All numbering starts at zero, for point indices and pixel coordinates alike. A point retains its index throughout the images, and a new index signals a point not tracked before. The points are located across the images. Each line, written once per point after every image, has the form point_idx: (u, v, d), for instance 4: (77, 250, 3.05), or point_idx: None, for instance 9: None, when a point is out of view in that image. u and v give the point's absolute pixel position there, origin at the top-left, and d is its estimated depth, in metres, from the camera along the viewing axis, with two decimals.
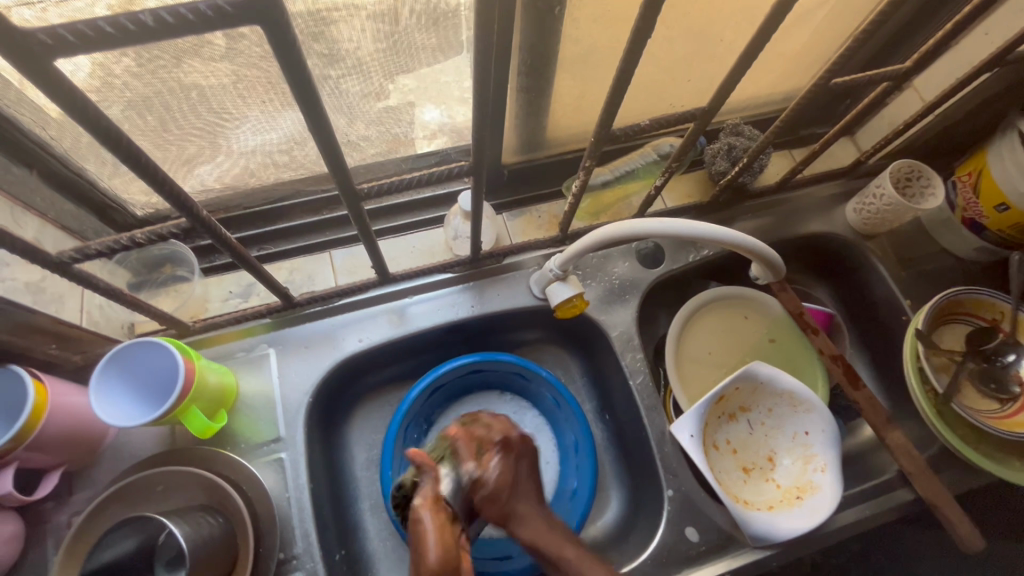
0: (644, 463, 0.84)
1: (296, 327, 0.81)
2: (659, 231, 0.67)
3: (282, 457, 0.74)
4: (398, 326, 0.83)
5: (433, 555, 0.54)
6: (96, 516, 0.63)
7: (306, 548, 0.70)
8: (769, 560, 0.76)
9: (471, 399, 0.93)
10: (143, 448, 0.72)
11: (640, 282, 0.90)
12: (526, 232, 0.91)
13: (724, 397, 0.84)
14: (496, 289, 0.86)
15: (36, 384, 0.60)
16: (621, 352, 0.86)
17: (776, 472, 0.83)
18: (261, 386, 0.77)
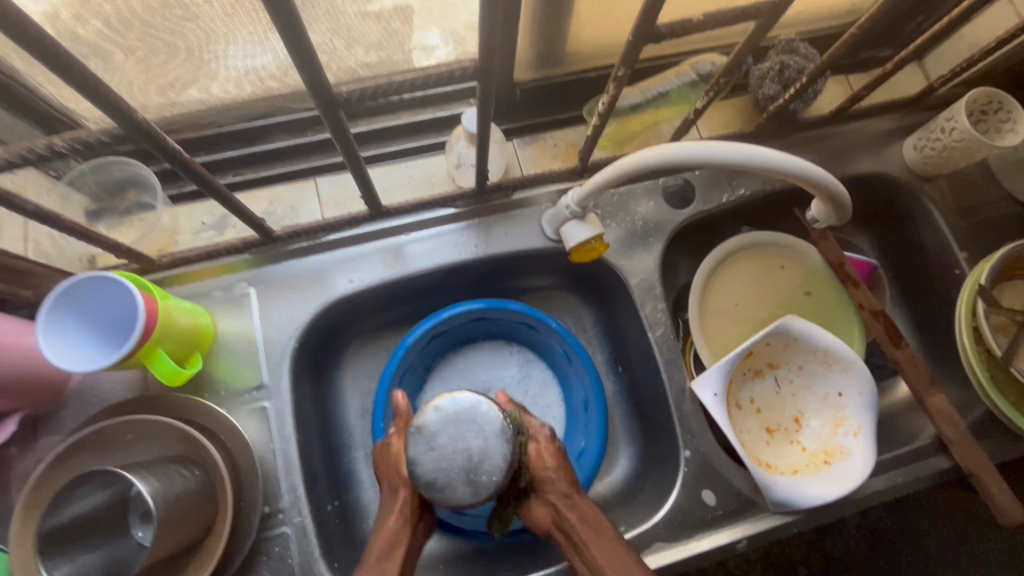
0: (660, 421, 0.78)
1: (279, 264, 0.72)
2: (705, 158, 0.56)
3: (266, 406, 0.68)
4: (394, 266, 0.74)
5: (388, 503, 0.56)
6: (58, 466, 0.57)
7: (293, 502, 0.65)
8: (789, 526, 0.71)
9: (475, 348, 0.86)
10: (112, 393, 0.66)
11: (665, 223, 0.80)
12: (539, 162, 0.79)
13: (752, 353, 0.77)
14: (504, 229, 0.76)
15: None
16: (641, 301, 0.77)
17: (803, 434, 0.77)
18: (242, 329, 0.70)
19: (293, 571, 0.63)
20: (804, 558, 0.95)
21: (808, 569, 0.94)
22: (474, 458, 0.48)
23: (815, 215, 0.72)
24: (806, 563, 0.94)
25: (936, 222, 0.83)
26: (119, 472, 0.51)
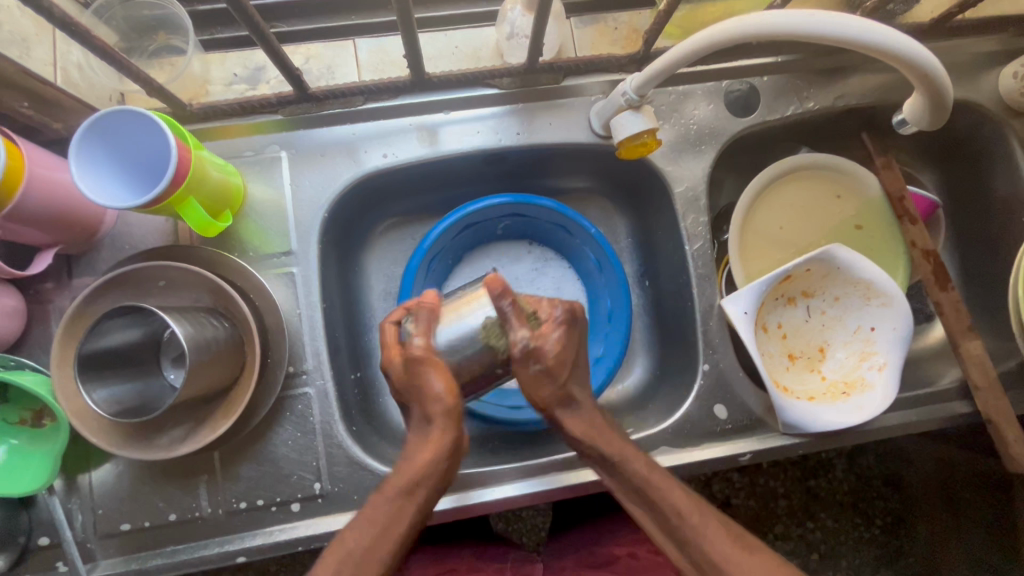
0: (682, 335, 0.77)
1: (311, 129, 0.69)
2: (796, 29, 0.52)
3: (294, 272, 0.68)
4: (428, 145, 0.71)
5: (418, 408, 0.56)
6: (93, 300, 0.58)
7: (316, 365, 0.67)
8: (795, 448, 0.72)
9: (499, 247, 0.84)
10: (145, 242, 0.66)
11: (721, 131, 0.74)
12: (596, 45, 0.71)
13: (790, 277, 0.74)
14: (548, 119, 0.72)
15: (8, 144, 0.51)
16: (682, 212, 0.74)
17: (825, 364, 0.76)
18: (272, 193, 0.68)
19: (314, 428, 0.66)
20: (785, 493, 0.97)
21: (789, 502, 0.97)
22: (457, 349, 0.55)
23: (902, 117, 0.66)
24: (787, 496, 0.97)
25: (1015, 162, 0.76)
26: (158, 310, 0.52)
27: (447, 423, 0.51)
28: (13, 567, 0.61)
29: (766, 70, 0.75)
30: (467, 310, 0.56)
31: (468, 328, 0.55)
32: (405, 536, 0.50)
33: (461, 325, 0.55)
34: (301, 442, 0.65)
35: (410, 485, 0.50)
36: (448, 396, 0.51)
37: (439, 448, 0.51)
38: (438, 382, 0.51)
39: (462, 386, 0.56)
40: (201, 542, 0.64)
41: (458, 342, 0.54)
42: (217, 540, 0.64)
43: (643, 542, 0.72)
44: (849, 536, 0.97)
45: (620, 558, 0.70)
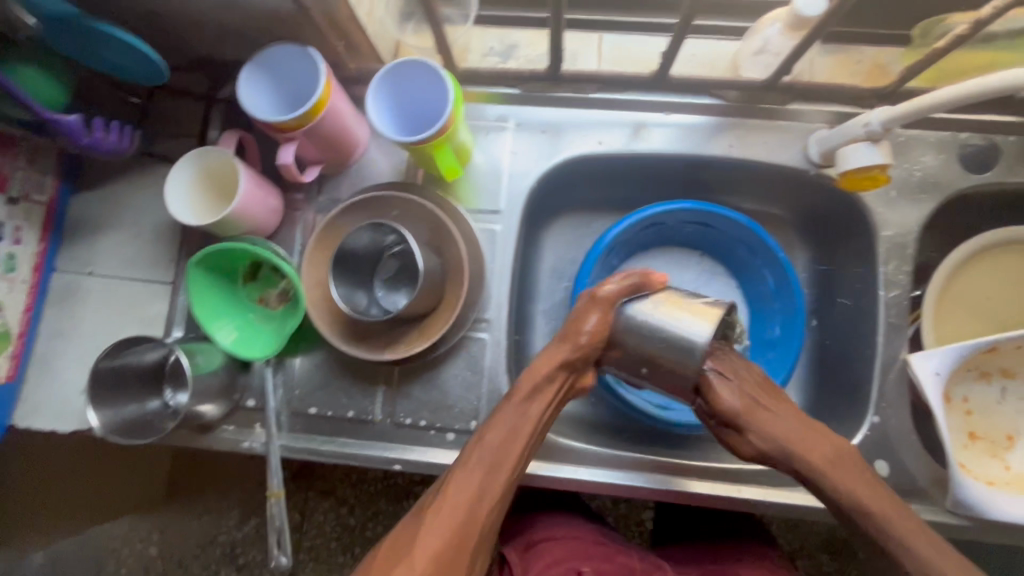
0: (849, 381, 0.75)
1: (538, 107, 0.76)
2: None
3: (494, 229, 0.75)
4: (642, 141, 0.75)
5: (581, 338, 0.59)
6: (346, 213, 0.71)
7: (496, 316, 0.73)
8: (956, 530, 0.67)
9: (670, 253, 0.86)
10: (381, 177, 0.76)
11: (947, 184, 0.71)
12: (833, 75, 0.71)
13: (991, 351, 0.69)
14: (765, 139, 0.73)
15: (326, 80, 0.62)
16: (884, 257, 0.71)
17: (1012, 454, 0.69)
18: (492, 157, 0.76)
19: (482, 371, 0.72)
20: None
21: None
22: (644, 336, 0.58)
23: None
24: None
25: None
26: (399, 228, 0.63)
27: (565, 347, 0.58)
28: (223, 418, 0.73)
29: (1015, 130, 0.71)
30: (684, 318, 0.57)
31: (671, 327, 0.57)
32: (526, 444, 0.55)
33: (667, 318, 0.57)
34: (469, 381, 0.72)
35: (533, 396, 0.56)
36: (591, 334, 0.58)
37: (563, 368, 0.57)
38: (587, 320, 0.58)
39: (613, 357, 0.60)
40: (368, 443, 0.72)
41: (651, 329, 0.57)
42: (379, 445, 0.72)
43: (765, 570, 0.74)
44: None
45: None
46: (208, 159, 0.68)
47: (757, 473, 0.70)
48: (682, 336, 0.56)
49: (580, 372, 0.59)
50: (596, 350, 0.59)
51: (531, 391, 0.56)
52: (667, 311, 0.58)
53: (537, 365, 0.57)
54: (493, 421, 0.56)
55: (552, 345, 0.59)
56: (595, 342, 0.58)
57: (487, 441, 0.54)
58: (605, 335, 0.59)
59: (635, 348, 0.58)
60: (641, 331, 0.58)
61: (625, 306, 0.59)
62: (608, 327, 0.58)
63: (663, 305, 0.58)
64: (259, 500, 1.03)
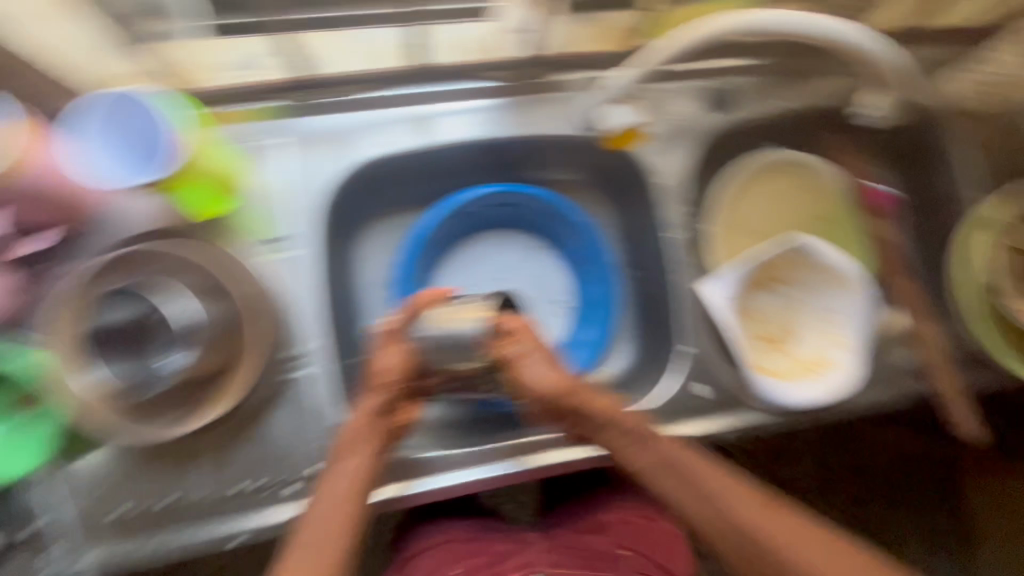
0: (663, 319, 0.81)
1: (308, 119, 0.71)
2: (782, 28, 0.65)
3: (289, 257, 0.69)
4: (424, 134, 0.74)
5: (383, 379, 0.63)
6: (96, 280, 0.60)
7: (313, 349, 0.68)
8: (769, 424, 0.76)
9: (489, 237, 0.85)
10: (136, 229, 0.65)
11: (699, 127, 0.80)
12: (584, 43, 0.74)
13: (763, 263, 0.80)
14: (539, 113, 0.75)
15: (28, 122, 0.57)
16: (662, 202, 0.79)
17: (796, 344, 0.80)
18: (268, 179, 0.70)
19: (311, 409, 0.67)
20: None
21: None
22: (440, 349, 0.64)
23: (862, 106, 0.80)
24: None
25: (967, 160, 0.81)
26: (174, 287, 0.63)
27: (377, 394, 0.63)
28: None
29: (741, 71, 0.80)
30: (462, 321, 0.64)
31: (451, 333, 0.63)
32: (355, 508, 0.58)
33: (445, 327, 0.64)
34: (298, 425, 0.66)
35: (350, 452, 0.60)
36: (389, 377, 0.63)
37: (375, 414, 0.62)
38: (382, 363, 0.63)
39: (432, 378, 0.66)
40: (192, 527, 0.63)
41: (442, 344, 0.63)
42: (206, 527, 0.63)
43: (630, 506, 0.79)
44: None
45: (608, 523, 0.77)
46: None
47: None
48: (467, 340, 0.64)
49: (394, 410, 0.64)
50: (408, 381, 0.64)
51: (346, 450, 0.60)
52: (441, 322, 0.64)
53: (350, 421, 0.62)
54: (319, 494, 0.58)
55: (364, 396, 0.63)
56: (402, 377, 0.63)
57: (316, 515, 0.57)
58: (409, 367, 0.64)
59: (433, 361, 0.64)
60: (436, 348, 0.64)
61: (413, 332, 0.65)
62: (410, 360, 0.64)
63: (438, 314, 0.64)
64: None
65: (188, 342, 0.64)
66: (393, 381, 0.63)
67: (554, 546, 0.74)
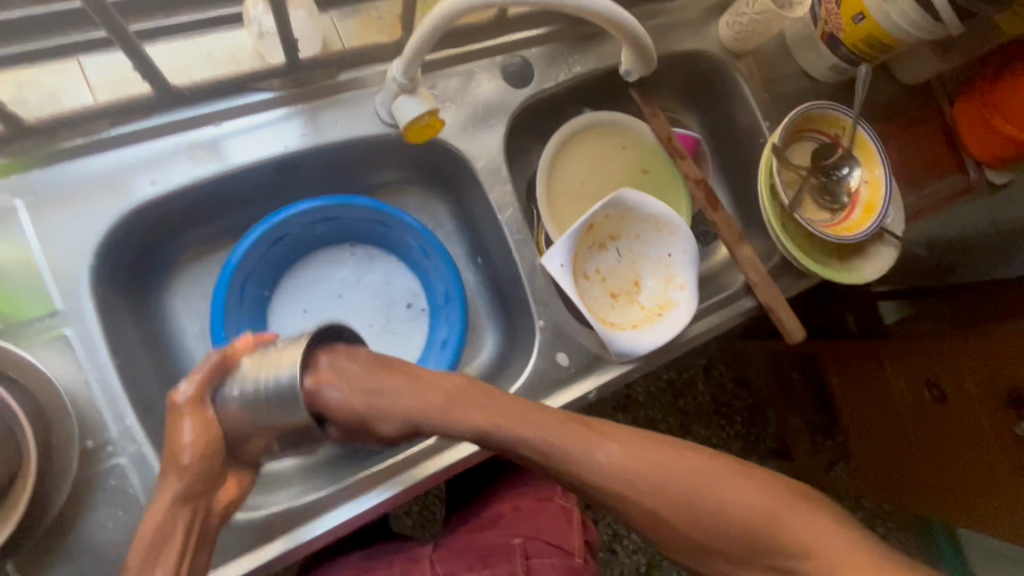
0: (516, 298, 0.82)
1: (52, 169, 0.60)
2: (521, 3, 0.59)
3: (68, 333, 0.59)
4: (208, 163, 0.65)
5: (186, 456, 0.54)
6: None
7: (123, 431, 0.58)
8: (631, 373, 0.80)
9: (319, 257, 0.81)
10: None
11: (507, 103, 0.79)
12: (362, 37, 0.70)
13: (594, 225, 0.83)
14: (334, 117, 0.70)
15: None
16: (488, 184, 0.77)
17: (641, 294, 0.85)
18: (16, 248, 0.58)
19: (137, 500, 0.57)
20: (662, 417, 1.24)
21: (668, 425, 1.24)
22: (262, 411, 0.57)
23: (628, 71, 0.81)
24: (665, 420, 1.24)
25: (746, 95, 0.93)
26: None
27: (183, 480, 0.53)
28: None
29: (535, 42, 0.81)
30: (278, 372, 0.57)
31: (269, 388, 0.57)
32: None
33: (261, 382, 0.57)
34: (125, 521, 0.57)
35: (154, 561, 0.50)
36: (194, 452, 0.54)
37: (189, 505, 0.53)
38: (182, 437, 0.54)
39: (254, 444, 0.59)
40: None
41: (259, 400, 0.57)
42: None
43: (522, 493, 0.83)
44: (720, 437, 1.26)
45: (506, 512, 0.80)
46: None
47: None
48: (286, 391, 0.57)
49: (209, 487, 0.55)
50: (217, 454, 0.56)
51: (149, 556, 0.50)
52: (254, 376, 0.57)
53: (148, 518, 0.51)
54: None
55: (163, 483, 0.53)
56: (207, 450, 0.55)
57: None
58: (216, 435, 0.56)
59: (253, 424, 0.57)
60: (252, 406, 0.57)
61: (220, 394, 0.58)
62: (213, 427, 0.56)
63: (251, 366, 0.58)
64: None
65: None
66: (199, 456, 0.54)
67: (449, 554, 0.76)
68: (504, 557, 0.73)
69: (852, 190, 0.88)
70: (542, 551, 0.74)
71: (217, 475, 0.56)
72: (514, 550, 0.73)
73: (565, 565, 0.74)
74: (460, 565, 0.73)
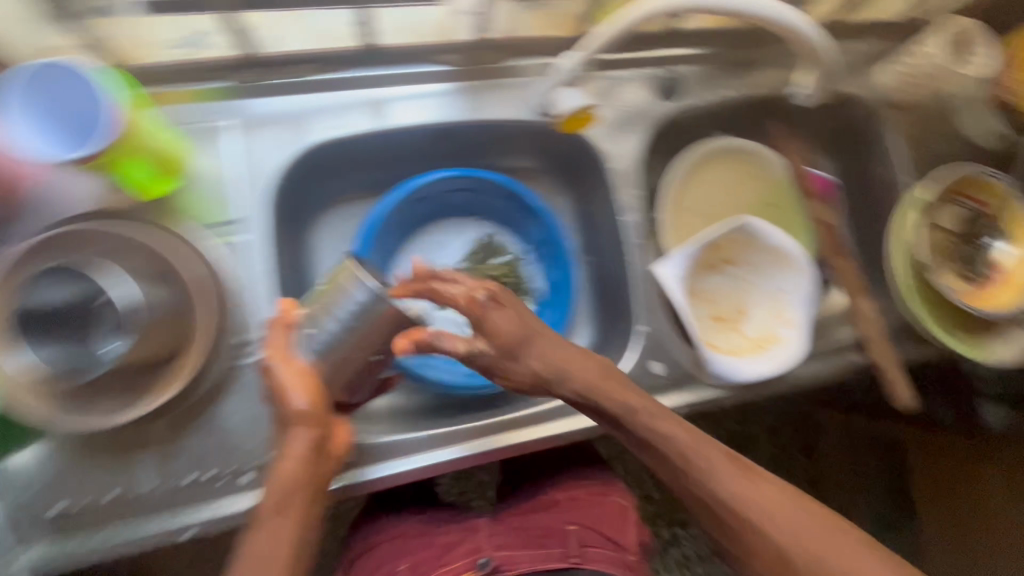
0: (619, 302, 0.84)
1: (255, 100, 0.70)
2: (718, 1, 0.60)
3: (237, 241, 0.67)
4: (377, 119, 0.74)
5: (300, 407, 0.56)
6: (27, 259, 0.54)
7: (265, 335, 0.66)
8: (721, 399, 0.79)
9: (444, 226, 0.86)
10: (71, 211, 0.63)
11: (651, 112, 0.82)
12: (535, 29, 0.76)
13: (712, 247, 0.83)
14: (495, 98, 0.76)
15: None
16: (618, 186, 0.80)
17: (746, 324, 0.84)
18: (213, 160, 0.68)
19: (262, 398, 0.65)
20: None
21: None
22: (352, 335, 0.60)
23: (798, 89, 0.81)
24: None
25: (894, 148, 0.90)
26: (117, 269, 0.55)
27: (310, 429, 0.57)
28: None
29: (688, 59, 0.83)
30: (346, 295, 0.59)
31: (345, 313, 0.59)
32: (297, 551, 0.53)
33: (331, 315, 0.59)
34: (250, 413, 0.64)
35: (283, 501, 0.54)
36: (308, 402, 0.57)
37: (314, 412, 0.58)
38: (298, 382, 0.57)
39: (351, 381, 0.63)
40: (145, 519, 0.61)
41: (342, 329, 0.59)
42: (159, 517, 0.62)
43: (578, 486, 0.83)
44: None
45: (561, 501, 0.80)
46: None
47: (562, 407, 0.73)
48: (357, 308, 0.59)
49: (325, 438, 0.58)
50: (326, 408, 0.58)
51: (279, 504, 0.53)
52: (326, 313, 0.59)
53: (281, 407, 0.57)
54: (256, 541, 0.52)
55: (287, 433, 0.56)
56: (316, 402, 0.57)
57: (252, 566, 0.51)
58: (320, 390, 0.58)
59: (355, 358, 0.61)
60: (340, 337, 0.60)
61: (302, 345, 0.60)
62: (315, 378, 0.58)
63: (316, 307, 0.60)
64: None
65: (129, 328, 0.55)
66: (311, 411, 0.57)
67: (504, 529, 0.74)
68: (559, 539, 0.71)
69: (997, 265, 0.83)
70: (595, 541, 0.72)
71: (327, 427, 0.58)
72: (568, 534, 0.72)
73: (621, 561, 0.70)
74: (514, 538, 0.71)
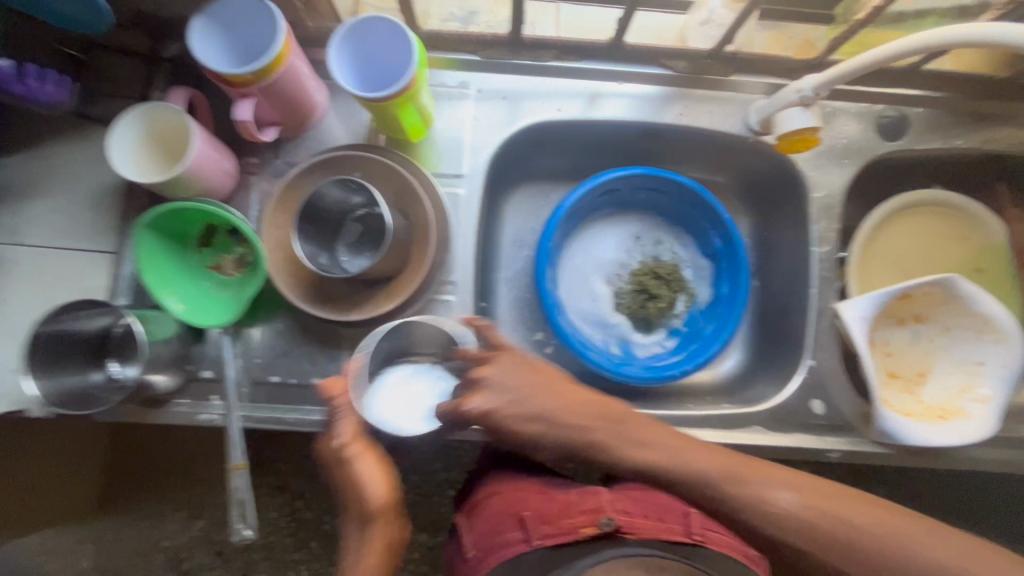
0: (786, 332, 0.81)
1: (496, 75, 0.78)
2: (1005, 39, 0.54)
3: (458, 193, 0.76)
4: (594, 108, 0.79)
5: (378, 498, 0.67)
6: (312, 173, 0.71)
7: (461, 278, 0.74)
8: (882, 458, 0.74)
9: (625, 220, 0.89)
10: (338, 143, 0.75)
11: (868, 150, 0.79)
12: (769, 49, 0.77)
13: (907, 298, 0.78)
14: (712, 108, 0.78)
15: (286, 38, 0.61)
16: (817, 217, 0.78)
17: (924, 389, 0.78)
18: (452, 120, 0.77)
19: None
20: None
21: None
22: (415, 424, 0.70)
23: None
24: None
25: None
26: (376, 188, 0.70)
27: (388, 530, 0.69)
28: (176, 391, 0.70)
29: (921, 102, 0.79)
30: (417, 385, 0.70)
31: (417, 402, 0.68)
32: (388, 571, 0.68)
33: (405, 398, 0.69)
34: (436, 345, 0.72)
35: (369, 532, 0.68)
36: (383, 495, 0.67)
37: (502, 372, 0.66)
38: (376, 477, 0.67)
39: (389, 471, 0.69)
40: None
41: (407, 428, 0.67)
42: None
43: None
44: None
45: None
46: (156, 116, 0.66)
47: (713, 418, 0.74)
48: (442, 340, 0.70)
49: (396, 523, 0.70)
50: (396, 511, 0.69)
51: None
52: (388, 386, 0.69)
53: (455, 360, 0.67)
54: (369, 547, 0.68)
55: (371, 530, 0.68)
56: (388, 491, 0.68)
57: None
58: (392, 480, 0.69)
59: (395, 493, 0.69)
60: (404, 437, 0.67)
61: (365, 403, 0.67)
62: (388, 469, 0.69)
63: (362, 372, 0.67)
64: (220, 501, 0.98)
65: (375, 244, 0.71)
66: (382, 495, 0.68)
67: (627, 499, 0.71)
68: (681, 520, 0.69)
69: None
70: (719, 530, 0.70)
71: (399, 521, 0.70)
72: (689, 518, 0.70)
73: (741, 551, 0.69)
74: (636, 505, 0.69)
